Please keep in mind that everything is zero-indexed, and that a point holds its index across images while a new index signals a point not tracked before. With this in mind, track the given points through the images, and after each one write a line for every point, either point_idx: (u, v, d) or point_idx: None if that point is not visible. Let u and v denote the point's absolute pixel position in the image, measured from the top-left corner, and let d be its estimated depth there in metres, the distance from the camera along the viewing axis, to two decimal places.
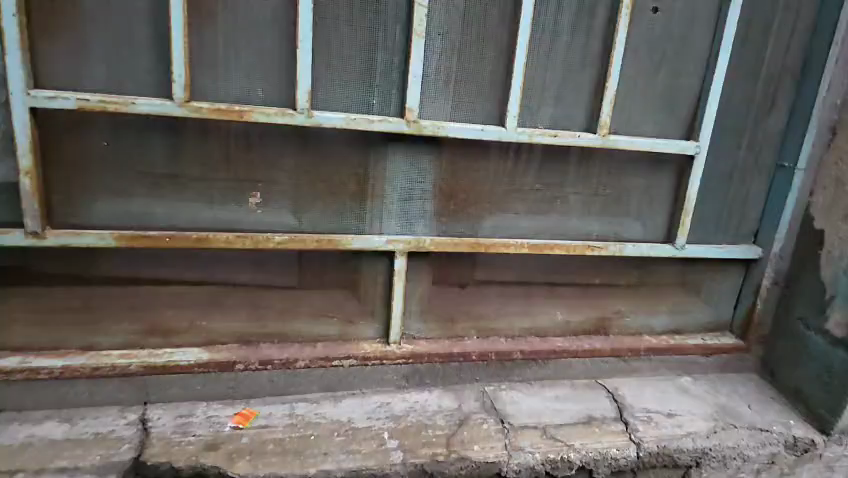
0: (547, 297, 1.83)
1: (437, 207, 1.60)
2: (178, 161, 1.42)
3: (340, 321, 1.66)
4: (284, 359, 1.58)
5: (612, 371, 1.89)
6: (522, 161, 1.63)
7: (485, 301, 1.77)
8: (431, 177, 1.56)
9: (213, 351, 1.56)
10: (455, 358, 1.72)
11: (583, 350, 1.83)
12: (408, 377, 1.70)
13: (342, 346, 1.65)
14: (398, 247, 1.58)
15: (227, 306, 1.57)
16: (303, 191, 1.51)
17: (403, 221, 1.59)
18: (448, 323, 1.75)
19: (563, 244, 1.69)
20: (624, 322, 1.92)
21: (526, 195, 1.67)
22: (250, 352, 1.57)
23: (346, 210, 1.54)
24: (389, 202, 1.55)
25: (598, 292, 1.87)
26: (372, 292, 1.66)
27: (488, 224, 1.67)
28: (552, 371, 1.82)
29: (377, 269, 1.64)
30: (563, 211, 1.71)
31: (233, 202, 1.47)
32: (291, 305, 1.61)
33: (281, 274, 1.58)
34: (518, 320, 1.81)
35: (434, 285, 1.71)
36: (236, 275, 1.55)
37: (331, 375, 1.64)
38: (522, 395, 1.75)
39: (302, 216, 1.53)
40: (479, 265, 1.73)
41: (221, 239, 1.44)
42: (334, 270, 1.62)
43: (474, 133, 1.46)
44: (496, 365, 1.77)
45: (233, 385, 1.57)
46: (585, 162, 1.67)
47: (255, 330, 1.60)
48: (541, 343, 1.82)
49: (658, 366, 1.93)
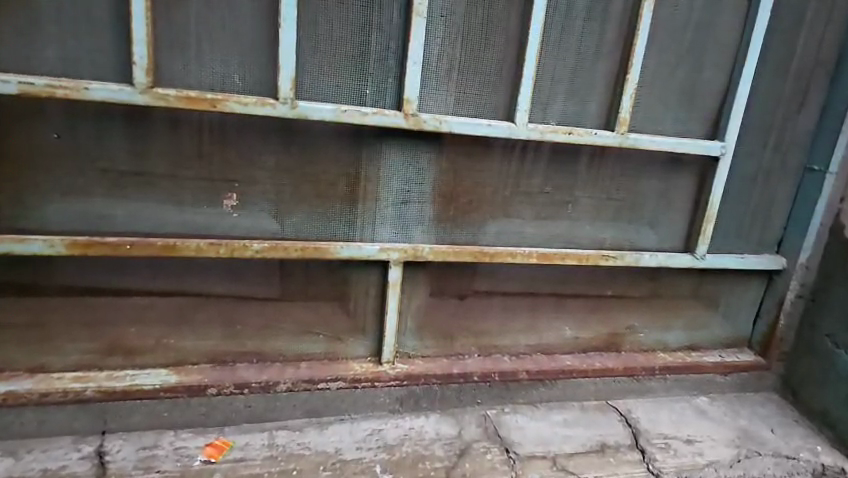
0: (555, 311, 1.67)
1: (436, 211, 1.44)
2: (142, 157, 1.24)
3: (328, 338, 1.49)
4: (263, 381, 1.41)
5: (624, 392, 1.73)
6: (530, 162, 1.47)
7: (488, 316, 1.61)
8: (430, 177, 1.40)
9: (182, 374, 1.38)
10: (455, 379, 1.55)
11: (593, 369, 1.68)
12: (403, 401, 1.53)
13: (329, 366, 1.48)
14: (392, 256, 1.41)
15: (200, 322, 1.39)
16: (287, 192, 1.34)
17: (399, 227, 1.42)
18: (447, 340, 1.59)
19: (574, 253, 1.54)
20: (637, 338, 1.77)
21: (534, 199, 1.52)
22: (225, 375, 1.40)
23: (334, 214, 1.38)
24: (384, 206, 1.39)
25: (610, 306, 1.72)
26: (363, 306, 1.49)
27: (492, 231, 1.50)
28: (560, 393, 1.66)
29: (368, 280, 1.47)
30: (574, 217, 1.56)
31: (206, 204, 1.30)
32: (273, 321, 1.44)
33: (261, 286, 1.41)
34: (523, 336, 1.66)
35: (432, 298, 1.55)
36: (211, 286, 1.37)
37: (316, 399, 1.46)
38: (528, 420, 1.58)
39: (285, 221, 1.36)
40: (481, 276, 1.57)
41: (193, 247, 1.27)
42: (321, 282, 1.45)
43: (480, 129, 1.31)
44: (499, 387, 1.60)
45: (205, 412, 1.39)
46: (600, 163, 1.52)
47: (231, 348, 1.43)
48: (548, 362, 1.66)
49: (673, 386, 1.78)
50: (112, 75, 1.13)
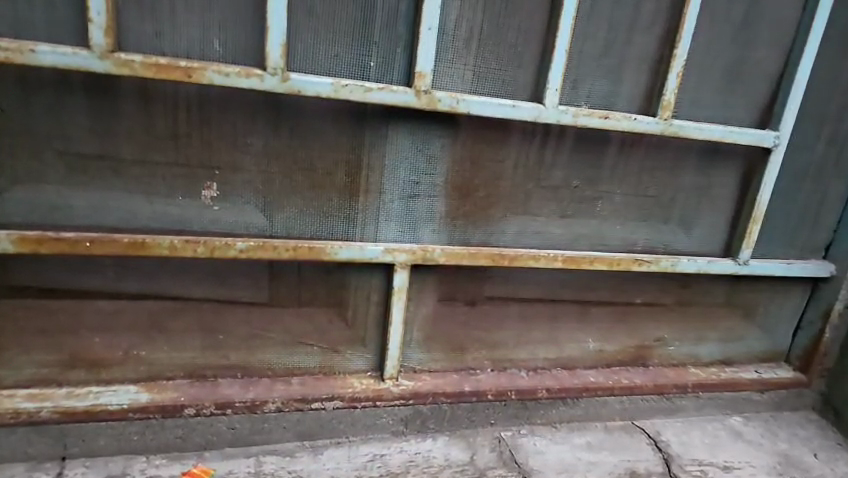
0: (578, 321, 1.49)
1: (449, 207, 1.26)
2: (106, 139, 1.07)
3: (323, 350, 1.31)
4: (248, 401, 1.22)
5: (653, 411, 1.56)
6: (556, 152, 1.30)
7: (504, 326, 1.43)
8: (444, 168, 1.22)
9: (155, 391, 1.19)
10: (466, 398, 1.37)
11: (620, 386, 1.49)
12: (408, 421, 1.35)
13: (324, 382, 1.30)
14: (399, 258, 1.24)
15: (175, 330, 1.21)
16: (277, 183, 1.16)
17: (406, 225, 1.24)
18: (458, 352, 1.41)
19: (603, 256, 1.37)
20: (667, 351, 1.60)
21: (560, 194, 1.35)
22: (204, 392, 1.21)
23: (332, 209, 1.20)
24: (389, 201, 1.21)
25: (638, 315, 1.54)
26: (364, 315, 1.31)
27: (511, 231, 1.34)
28: (583, 413, 1.49)
29: (370, 285, 1.29)
30: (603, 216, 1.40)
31: (179, 195, 1.13)
32: (261, 330, 1.26)
33: (247, 291, 1.23)
34: (542, 349, 1.48)
35: (441, 306, 1.37)
36: (190, 290, 1.19)
37: (309, 420, 1.28)
38: (548, 444, 1.41)
39: (274, 216, 1.18)
40: (497, 281, 1.39)
41: (165, 246, 1.10)
42: (316, 286, 1.27)
43: (503, 112, 1.14)
44: (516, 406, 1.42)
45: (182, 434, 1.21)
46: (635, 154, 1.36)
47: (212, 361, 1.25)
48: (570, 378, 1.48)
49: (706, 405, 1.61)
50: (67, 37, 0.95)
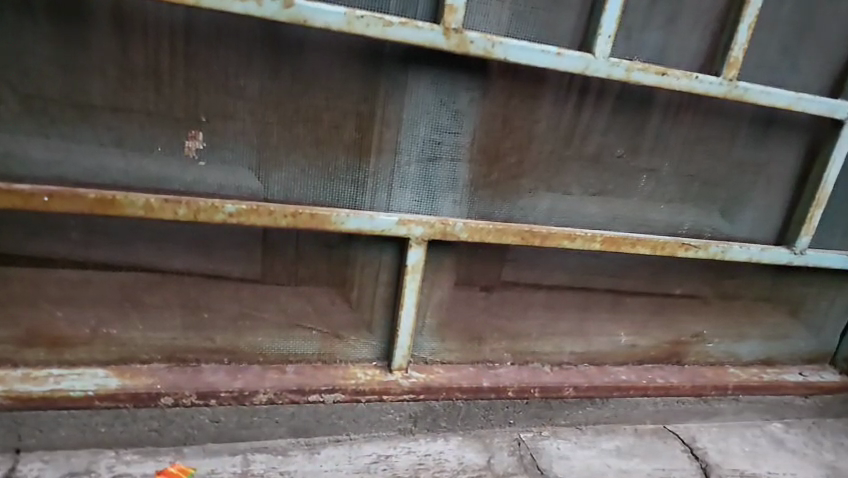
0: (609, 312, 1.33)
1: (473, 174, 1.10)
2: (73, 77, 0.91)
3: (322, 335, 1.14)
4: (235, 391, 1.05)
5: (688, 414, 1.40)
6: (597, 115, 1.14)
7: (528, 314, 1.27)
8: (469, 126, 1.06)
9: (126, 377, 1.02)
10: (484, 394, 1.20)
11: (654, 386, 1.33)
12: (417, 419, 1.18)
13: (324, 372, 1.13)
14: (415, 232, 1.07)
15: (152, 306, 1.04)
16: (274, 135, 1.01)
17: (423, 193, 1.08)
18: (475, 342, 1.25)
19: (647, 238, 1.21)
20: (704, 349, 1.44)
21: (598, 166, 1.19)
22: (184, 378, 1.05)
23: (338, 170, 1.04)
24: (406, 162, 1.05)
25: (675, 307, 1.38)
26: (371, 296, 1.15)
27: (543, 208, 1.18)
28: (611, 414, 1.33)
29: (380, 262, 1.12)
30: (646, 194, 1.25)
31: (159, 146, 0.97)
32: (252, 309, 1.09)
33: (237, 263, 1.06)
34: (569, 342, 1.32)
35: (458, 289, 1.21)
36: (171, 261, 1.03)
37: (306, 415, 1.11)
38: (573, 448, 1.25)
39: (270, 176, 1.03)
40: (522, 264, 1.23)
41: (140, 206, 0.93)
42: (318, 261, 1.10)
43: (546, 60, 0.98)
44: (539, 405, 1.26)
45: (158, 427, 1.04)
46: (682, 122, 1.21)
47: (194, 343, 1.08)
48: (600, 375, 1.31)
49: (745, 409, 1.45)
50: None
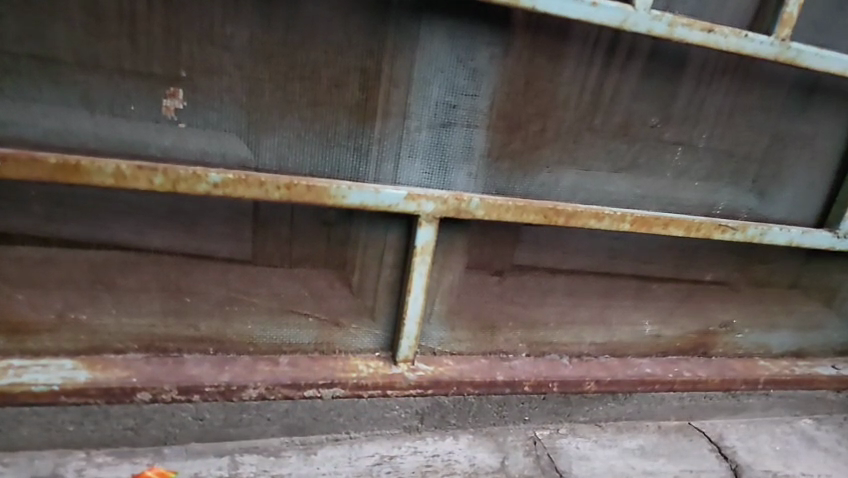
0: (634, 299, 1.22)
1: (490, 144, 0.98)
2: (30, 20, 0.78)
3: (320, 322, 1.03)
4: (221, 386, 0.94)
5: (715, 410, 1.29)
6: (628, 80, 1.02)
7: (546, 301, 1.16)
8: (488, 89, 0.94)
9: (97, 369, 0.90)
10: (498, 389, 1.09)
11: (681, 381, 1.22)
12: (424, 416, 1.07)
13: (321, 364, 1.02)
14: (426, 208, 0.94)
15: (127, 289, 0.92)
16: (266, 95, 0.88)
17: (434, 164, 0.96)
18: (488, 331, 1.13)
19: (681, 219, 1.09)
20: (733, 340, 1.33)
21: (628, 137, 1.07)
22: (164, 371, 0.93)
23: (339, 136, 0.92)
24: (416, 129, 0.94)
25: (703, 295, 1.27)
26: (374, 280, 1.03)
27: (567, 183, 1.06)
28: (633, 410, 1.22)
29: (384, 242, 1.01)
30: (679, 169, 1.13)
31: (132, 105, 0.84)
32: (241, 293, 0.97)
33: (223, 242, 0.94)
34: (590, 332, 1.20)
35: (471, 273, 1.09)
36: (148, 238, 0.91)
37: (301, 411, 1.00)
38: (593, 447, 1.14)
39: (260, 141, 0.90)
40: (541, 245, 1.11)
41: (109, 174, 0.80)
42: (315, 240, 0.98)
43: (582, 11, 0.87)
44: (557, 400, 1.15)
45: (134, 426, 0.93)
46: (721, 89, 1.09)
47: (175, 331, 0.96)
48: (623, 368, 1.20)
49: (774, 404, 1.34)
50: None
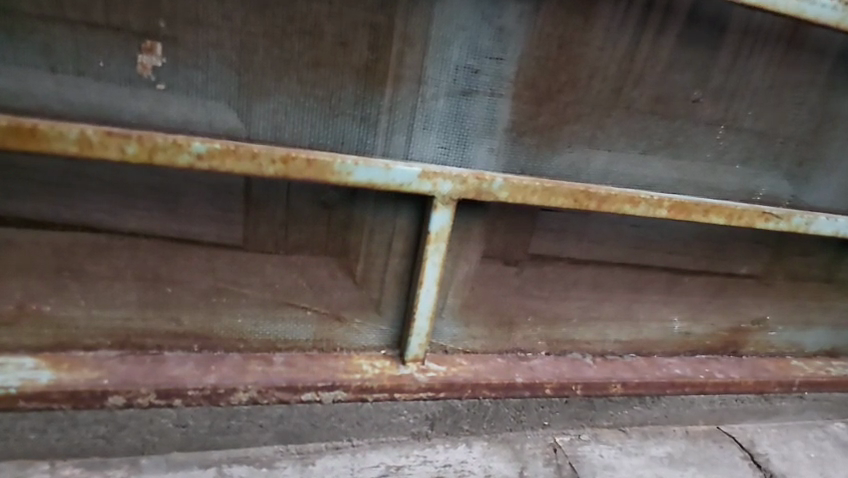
0: (663, 294, 1.11)
1: (515, 116, 0.86)
2: None
3: (320, 316, 0.92)
4: (207, 389, 0.81)
5: (746, 414, 1.19)
6: (670, 47, 0.91)
7: (569, 295, 1.05)
8: (514, 52, 0.83)
9: (63, 369, 0.79)
10: (518, 392, 0.98)
11: (713, 383, 1.11)
12: (435, 421, 0.96)
13: (321, 364, 0.90)
14: (443, 188, 0.82)
15: (98, 277, 0.80)
16: (260, 53, 0.76)
17: (452, 138, 0.85)
18: (505, 327, 1.03)
19: (722, 205, 0.98)
20: (765, 338, 1.23)
21: (668, 113, 0.95)
22: (140, 371, 0.81)
23: (344, 103, 0.80)
24: (433, 96, 0.82)
25: (737, 289, 1.17)
26: (381, 270, 0.92)
27: (598, 164, 0.94)
28: (661, 415, 1.12)
29: (393, 226, 0.89)
30: (721, 151, 1.01)
31: (101, 61, 0.71)
32: (231, 282, 0.86)
33: (209, 225, 0.82)
34: (614, 328, 1.10)
35: (488, 263, 0.98)
36: (121, 219, 0.79)
37: (298, 417, 0.88)
38: (618, 456, 1.04)
39: (252, 107, 0.78)
40: (567, 233, 1.00)
41: (72, 140, 0.68)
42: (314, 224, 0.87)
43: None
44: (580, 404, 1.05)
45: (106, 434, 0.81)
46: (769, 61, 0.98)
47: (154, 325, 0.84)
48: (651, 369, 1.09)
49: (807, 407, 1.25)
50: None
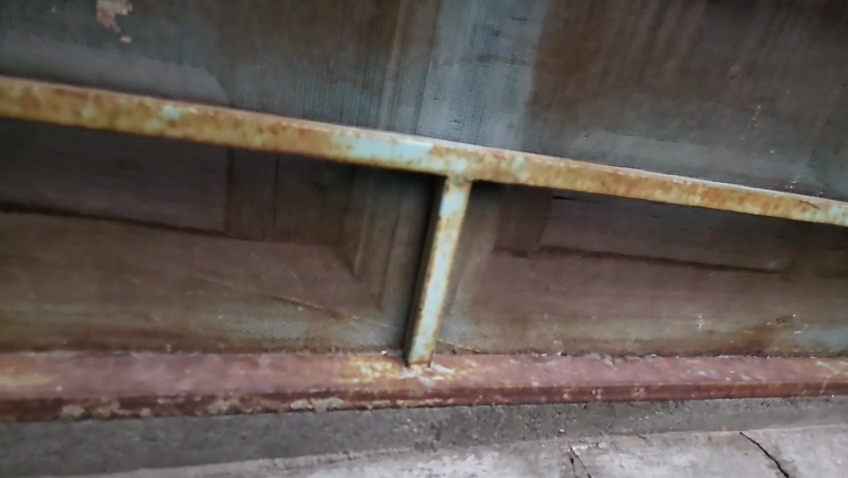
0: (687, 289, 1.02)
1: (537, 87, 0.76)
2: None
3: (313, 312, 0.81)
4: (180, 397, 0.70)
5: (770, 419, 1.11)
6: (714, 12, 0.80)
7: (588, 290, 0.95)
8: (541, 12, 0.72)
9: (9, 373, 0.67)
10: (532, 398, 0.88)
11: (739, 386, 1.02)
12: (442, 430, 0.86)
13: (314, 367, 0.79)
14: (457, 167, 0.72)
15: (53, 266, 0.69)
16: (246, 4, 0.64)
17: (467, 110, 0.74)
18: (518, 325, 0.93)
19: (759, 193, 0.87)
20: (790, 337, 1.15)
21: (706, 89, 0.85)
22: (101, 376, 0.69)
23: (343, 67, 0.68)
24: (446, 61, 0.71)
25: (764, 285, 1.08)
26: (382, 261, 0.81)
27: (626, 144, 0.84)
28: (683, 420, 1.03)
29: (398, 210, 0.79)
30: (759, 133, 0.91)
31: (52, 7, 0.59)
32: (210, 273, 0.75)
33: (184, 206, 0.71)
34: (634, 326, 1.01)
35: (502, 255, 0.88)
36: (79, 198, 0.67)
37: (287, 428, 0.77)
38: (640, 466, 0.95)
39: (236, 69, 0.66)
40: (588, 223, 0.90)
41: (13, 99, 0.56)
42: (307, 208, 0.75)
43: None
44: (599, 409, 0.95)
45: (60, 449, 0.70)
46: (822, 33, 0.87)
47: (120, 322, 0.73)
48: (674, 371, 1.00)
49: (832, 411, 1.16)
50: None
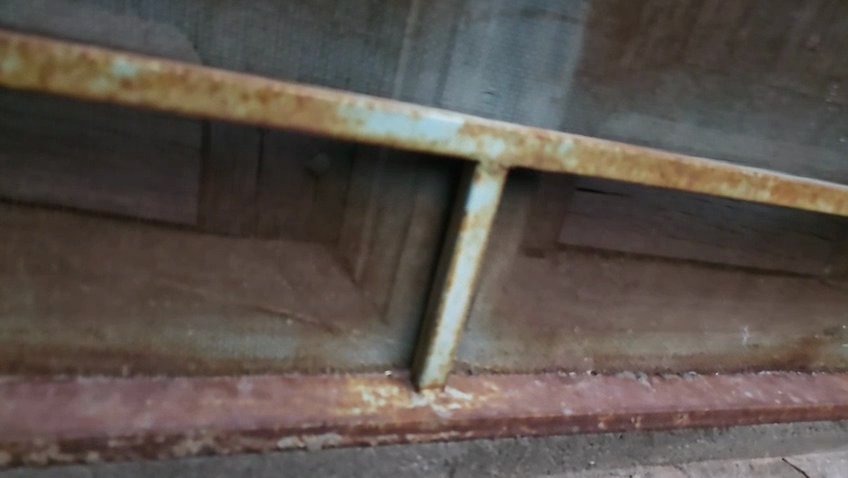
0: (733, 299, 0.90)
1: (586, 55, 0.63)
2: None
3: (305, 326, 0.66)
4: (138, 437, 0.55)
5: (816, 444, 0.99)
6: None
7: (625, 300, 0.82)
8: None
9: None
10: (564, 429, 0.74)
11: (789, 410, 0.89)
12: (457, 467, 0.73)
13: (305, 394, 0.65)
14: (492, 149, 0.57)
15: None
16: None
17: (503, 79, 0.61)
18: (545, 340, 0.80)
19: (833, 189, 0.74)
20: (839, 352, 1.02)
21: (777, 65, 0.72)
22: (36, 411, 0.54)
23: (351, 20, 0.54)
24: (482, 16, 0.57)
25: (814, 293, 0.96)
26: (391, 265, 0.67)
27: (684, 128, 0.70)
28: (726, 448, 0.91)
29: (412, 203, 0.64)
30: (832, 119, 0.78)
31: None
32: (178, 279, 0.60)
33: (144, 195, 0.56)
34: (674, 341, 0.88)
35: (530, 258, 0.75)
36: (7, 182, 0.52)
37: (272, 470, 0.63)
38: None
39: (213, 17, 0.51)
40: (631, 222, 0.77)
41: None
42: (301, 199, 0.61)
43: None
44: (635, 438, 0.82)
45: None
46: None
47: (64, 339, 0.58)
48: (718, 392, 0.88)
49: None
50: None
